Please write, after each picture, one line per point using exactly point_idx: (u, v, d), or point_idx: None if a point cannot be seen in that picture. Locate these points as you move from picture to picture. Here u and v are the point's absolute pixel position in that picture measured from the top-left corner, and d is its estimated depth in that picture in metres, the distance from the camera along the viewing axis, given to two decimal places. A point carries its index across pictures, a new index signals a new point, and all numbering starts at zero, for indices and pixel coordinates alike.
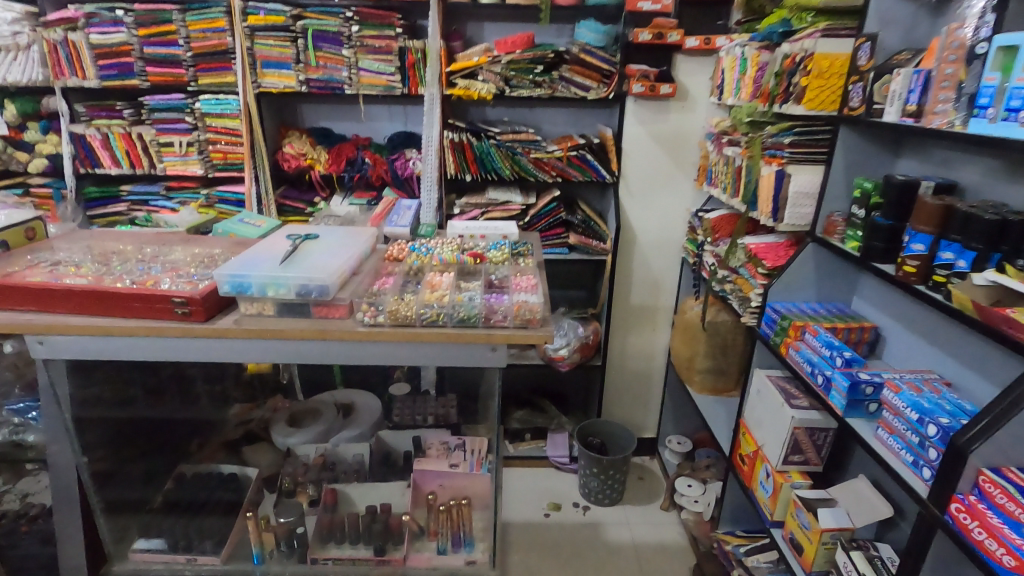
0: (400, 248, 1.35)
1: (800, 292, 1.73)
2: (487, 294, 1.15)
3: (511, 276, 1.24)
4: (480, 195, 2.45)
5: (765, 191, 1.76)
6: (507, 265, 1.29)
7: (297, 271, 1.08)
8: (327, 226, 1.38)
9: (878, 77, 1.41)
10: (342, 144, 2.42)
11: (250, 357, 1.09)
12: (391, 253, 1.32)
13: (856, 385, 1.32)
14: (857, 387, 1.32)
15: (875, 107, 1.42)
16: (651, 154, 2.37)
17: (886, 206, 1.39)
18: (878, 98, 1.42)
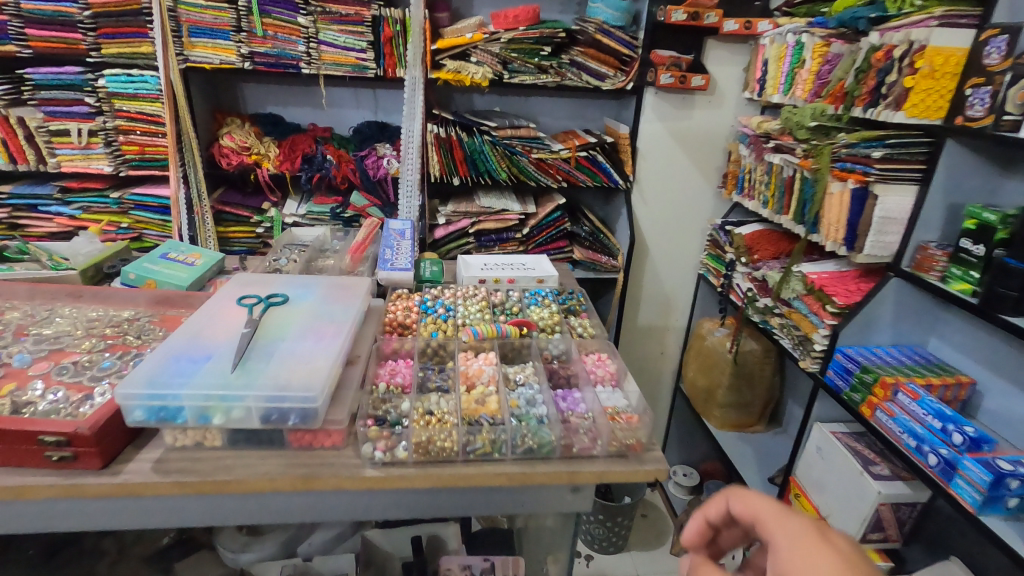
0: (406, 311, 0.95)
1: (874, 335, 1.44)
2: (555, 394, 0.81)
3: (574, 354, 0.88)
4: (469, 201, 2.02)
5: (834, 213, 1.46)
6: (563, 335, 0.92)
7: (260, 382, 0.69)
8: (295, 278, 0.96)
9: (1015, 80, 1.05)
10: (296, 137, 1.96)
11: (202, 520, 0.74)
12: (394, 321, 0.92)
13: (1000, 480, 1.04)
14: (1001, 483, 1.04)
15: (1004, 119, 1.08)
16: (670, 156, 2.02)
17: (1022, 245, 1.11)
18: (1009, 108, 1.07)
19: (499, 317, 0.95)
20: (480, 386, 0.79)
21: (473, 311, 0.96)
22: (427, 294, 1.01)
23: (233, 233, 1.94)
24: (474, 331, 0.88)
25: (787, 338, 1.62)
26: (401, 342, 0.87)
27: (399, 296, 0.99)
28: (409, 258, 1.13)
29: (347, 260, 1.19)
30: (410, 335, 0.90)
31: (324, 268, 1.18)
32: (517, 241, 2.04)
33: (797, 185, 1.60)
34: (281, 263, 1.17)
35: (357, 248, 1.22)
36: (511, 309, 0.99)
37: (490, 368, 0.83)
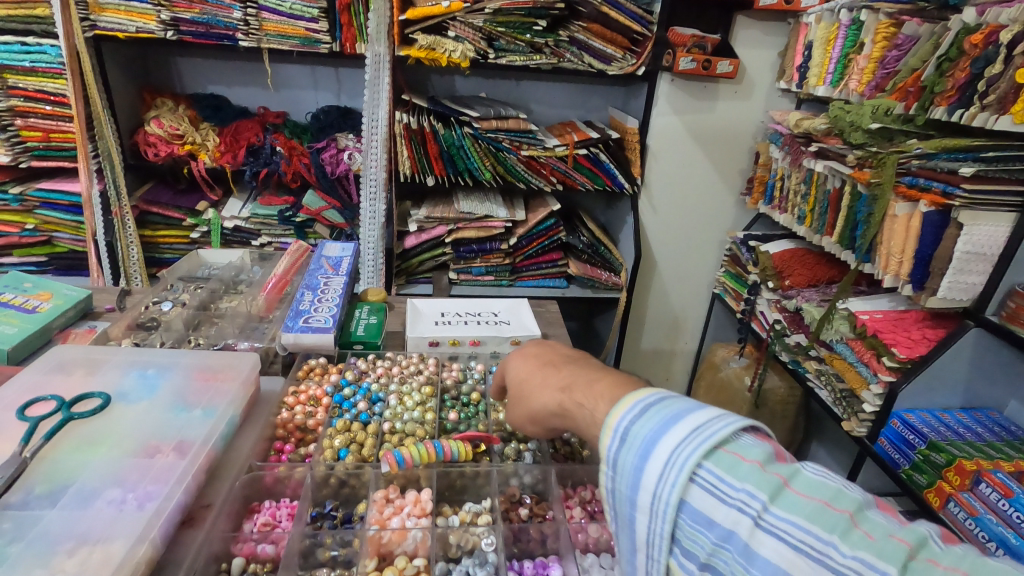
0: (306, 409, 0.64)
1: (940, 396, 1.14)
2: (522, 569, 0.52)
3: (555, 488, 0.58)
4: (446, 204, 1.70)
5: (896, 242, 1.14)
6: (540, 449, 0.62)
7: None
8: (153, 351, 0.66)
9: None
10: (241, 123, 1.64)
11: None
12: (289, 424, 0.62)
13: None
14: None
15: None
16: (685, 156, 1.70)
17: None
18: None
19: (448, 417, 0.65)
20: (402, 562, 0.50)
21: (409, 407, 0.66)
22: (349, 369, 0.71)
23: (164, 239, 1.62)
24: (397, 456, 0.54)
25: (825, 389, 1.34)
26: (294, 462, 0.57)
27: (313, 370, 0.71)
28: (336, 305, 0.80)
29: (260, 297, 0.88)
30: (308, 452, 0.60)
31: (225, 311, 0.87)
32: (502, 254, 1.73)
33: (846, 200, 1.29)
34: (165, 307, 0.84)
35: (276, 282, 0.91)
36: (473, 397, 0.69)
37: (421, 522, 0.53)
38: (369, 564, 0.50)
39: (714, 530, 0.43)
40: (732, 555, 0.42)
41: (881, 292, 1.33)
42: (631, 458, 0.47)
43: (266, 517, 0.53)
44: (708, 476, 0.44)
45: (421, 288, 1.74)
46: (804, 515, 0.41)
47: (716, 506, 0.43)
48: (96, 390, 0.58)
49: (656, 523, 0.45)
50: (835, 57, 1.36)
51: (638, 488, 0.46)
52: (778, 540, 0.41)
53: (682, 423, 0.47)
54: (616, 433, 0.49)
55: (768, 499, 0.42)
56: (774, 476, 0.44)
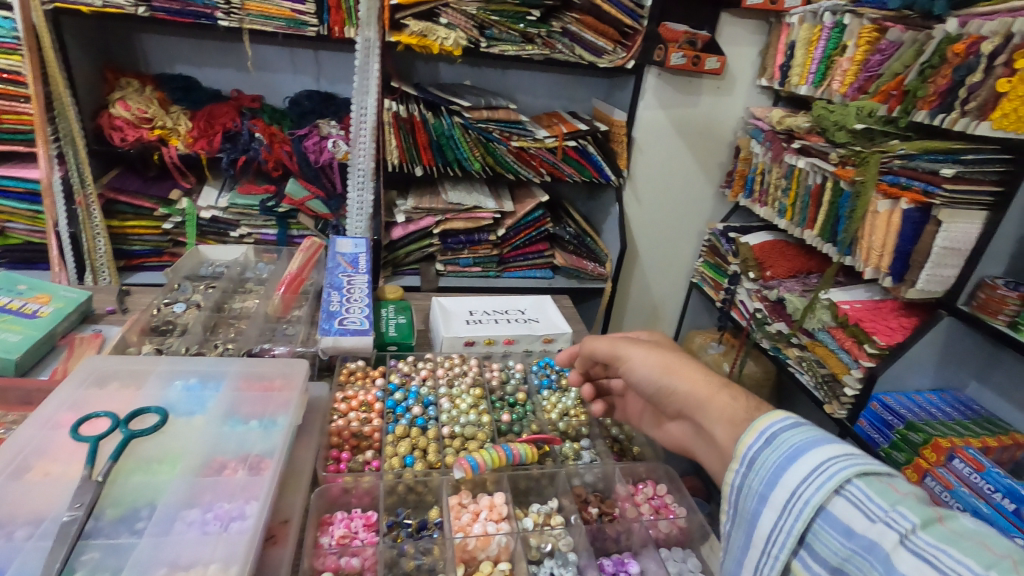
0: (362, 418, 0.68)
1: (914, 379, 1.23)
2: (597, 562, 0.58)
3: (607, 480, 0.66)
4: (433, 195, 1.67)
5: (878, 235, 1.20)
6: (592, 453, 0.70)
7: None
8: (192, 361, 0.63)
9: None
10: (215, 107, 1.53)
11: None
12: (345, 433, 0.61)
13: None
14: None
15: None
16: (671, 150, 1.73)
17: None
18: None
19: (502, 419, 0.73)
20: (487, 567, 0.57)
21: (463, 410, 0.72)
22: (394, 373, 0.78)
23: (131, 229, 1.51)
24: (471, 462, 0.60)
25: (806, 373, 1.41)
26: (363, 472, 0.61)
27: (353, 374, 0.75)
28: (366, 305, 0.83)
29: (277, 297, 0.86)
30: (371, 459, 0.64)
31: (242, 313, 0.85)
32: (490, 245, 1.71)
33: (828, 196, 1.34)
34: (178, 308, 0.81)
35: (290, 281, 0.88)
36: (518, 398, 0.78)
37: (501, 528, 0.59)
38: (456, 569, 0.55)
39: (852, 540, 0.42)
40: (867, 565, 0.41)
41: (858, 283, 1.42)
42: (773, 457, 0.47)
43: (343, 531, 0.57)
44: (856, 491, 0.43)
45: (409, 279, 1.70)
46: (959, 548, 0.38)
47: (859, 518, 0.42)
48: (145, 405, 0.56)
49: (786, 521, 0.44)
50: (818, 58, 1.42)
51: (773, 485, 0.46)
52: (924, 563, 0.38)
53: (836, 444, 0.46)
54: (765, 435, 0.49)
55: (919, 524, 0.40)
56: (932, 511, 0.41)
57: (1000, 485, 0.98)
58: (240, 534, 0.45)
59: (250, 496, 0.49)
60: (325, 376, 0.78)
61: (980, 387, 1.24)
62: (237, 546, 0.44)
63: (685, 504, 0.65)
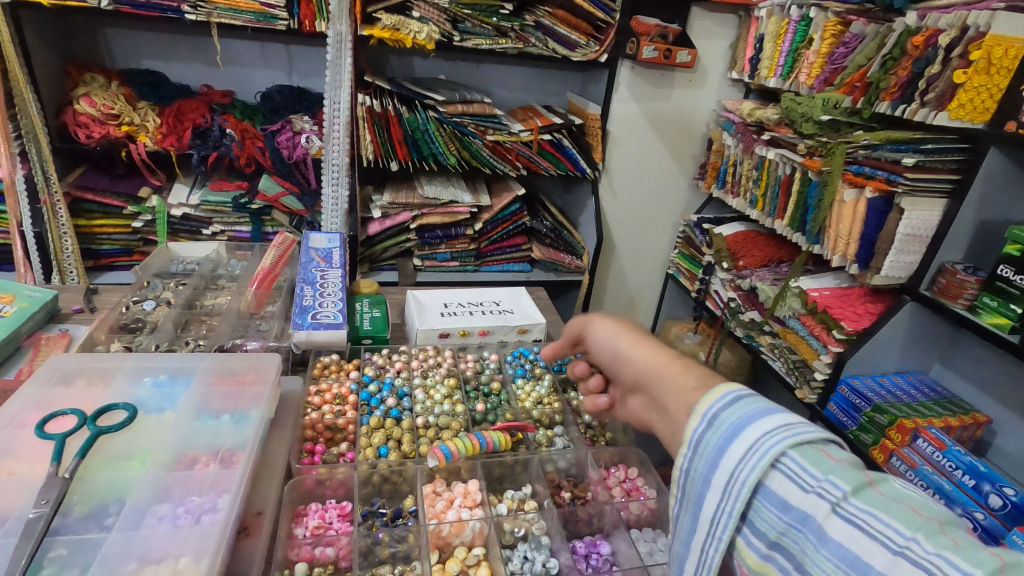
0: (337, 412, 0.69)
1: (880, 362, 1.27)
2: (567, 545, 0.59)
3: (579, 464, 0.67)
4: (409, 189, 1.67)
5: (844, 224, 1.24)
6: (565, 440, 0.71)
7: None
8: (162, 358, 0.63)
9: None
10: (184, 102, 1.51)
11: None
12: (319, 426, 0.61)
13: None
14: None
15: None
16: (645, 143, 1.75)
17: None
18: None
19: (477, 408, 0.74)
20: (461, 552, 0.58)
21: (437, 401, 0.74)
22: (368, 366, 0.78)
23: (100, 228, 1.48)
24: (445, 450, 0.61)
25: (778, 360, 1.45)
26: (337, 464, 0.62)
27: (327, 368, 0.76)
28: (340, 300, 0.83)
29: (249, 293, 0.86)
30: (346, 451, 0.65)
31: (214, 310, 0.84)
32: (467, 239, 1.72)
33: (797, 186, 1.37)
34: (147, 306, 0.80)
35: (263, 277, 0.88)
36: (492, 388, 0.79)
37: (475, 514, 0.60)
38: (430, 556, 0.56)
39: (788, 514, 0.40)
40: (804, 539, 0.39)
41: (826, 271, 1.46)
42: (714, 438, 0.44)
43: (319, 521, 0.57)
44: (792, 462, 0.41)
45: (387, 275, 1.69)
46: (889, 513, 0.38)
47: (795, 491, 0.40)
48: (113, 402, 0.55)
49: (726, 502, 0.43)
50: (786, 50, 1.45)
51: (712, 466, 0.44)
52: (857, 530, 0.37)
53: (774, 416, 0.44)
54: (705, 415, 0.46)
55: (851, 490, 0.39)
56: (861, 475, 0.41)
57: (961, 462, 1.02)
58: (211, 526, 0.46)
59: (221, 489, 0.49)
60: (298, 370, 0.79)
61: (942, 368, 1.29)
62: (208, 539, 0.45)
63: (655, 486, 0.67)
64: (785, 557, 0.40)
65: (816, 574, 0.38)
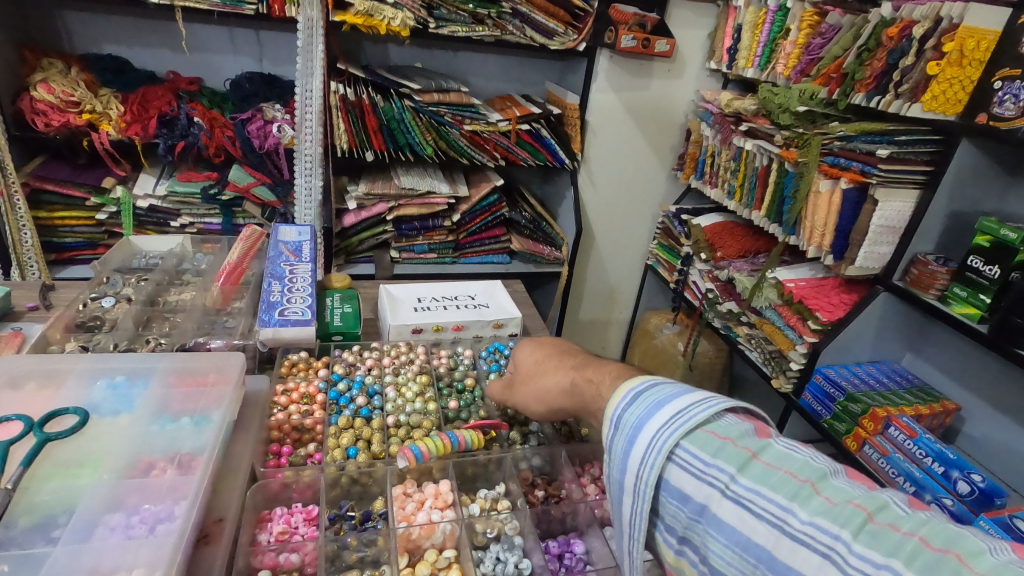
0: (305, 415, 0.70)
1: (853, 349, 1.28)
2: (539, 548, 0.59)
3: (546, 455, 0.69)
4: (385, 180, 1.63)
5: (819, 215, 1.23)
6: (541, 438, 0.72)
7: None
8: (121, 357, 0.61)
9: None
10: (149, 89, 1.45)
11: None
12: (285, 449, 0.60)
13: None
14: None
15: None
16: (623, 134, 1.74)
17: None
18: None
19: (449, 406, 0.74)
20: (432, 554, 0.58)
21: (409, 399, 0.74)
22: (338, 364, 0.78)
23: (61, 220, 1.42)
24: (415, 450, 0.61)
25: (755, 350, 1.46)
26: (304, 467, 0.62)
27: (295, 366, 0.75)
28: (308, 295, 0.83)
29: (215, 288, 0.84)
30: (314, 453, 0.66)
31: (177, 306, 0.82)
32: (445, 231, 1.69)
33: (773, 177, 1.37)
34: (106, 303, 0.77)
35: (230, 271, 0.86)
36: (467, 383, 0.78)
37: (445, 515, 0.61)
38: (400, 559, 0.57)
39: (687, 506, 0.45)
40: (702, 528, 0.44)
41: (803, 261, 1.47)
42: (621, 444, 0.50)
43: (283, 527, 0.57)
44: (685, 455, 0.46)
45: (363, 267, 1.66)
46: (769, 486, 0.43)
47: (689, 483, 0.45)
48: (65, 406, 0.53)
49: (638, 504, 0.48)
50: (763, 41, 1.45)
51: (623, 471, 0.49)
52: (743, 509, 0.42)
53: (665, 412, 0.49)
54: (612, 422, 0.52)
55: (735, 471, 0.44)
56: (743, 450, 0.45)
57: (932, 450, 1.04)
58: (167, 536, 0.44)
59: (179, 496, 0.47)
60: (266, 369, 0.78)
61: (910, 354, 1.31)
62: (162, 549, 0.43)
63: None
64: (692, 546, 0.46)
65: (716, 559, 0.43)
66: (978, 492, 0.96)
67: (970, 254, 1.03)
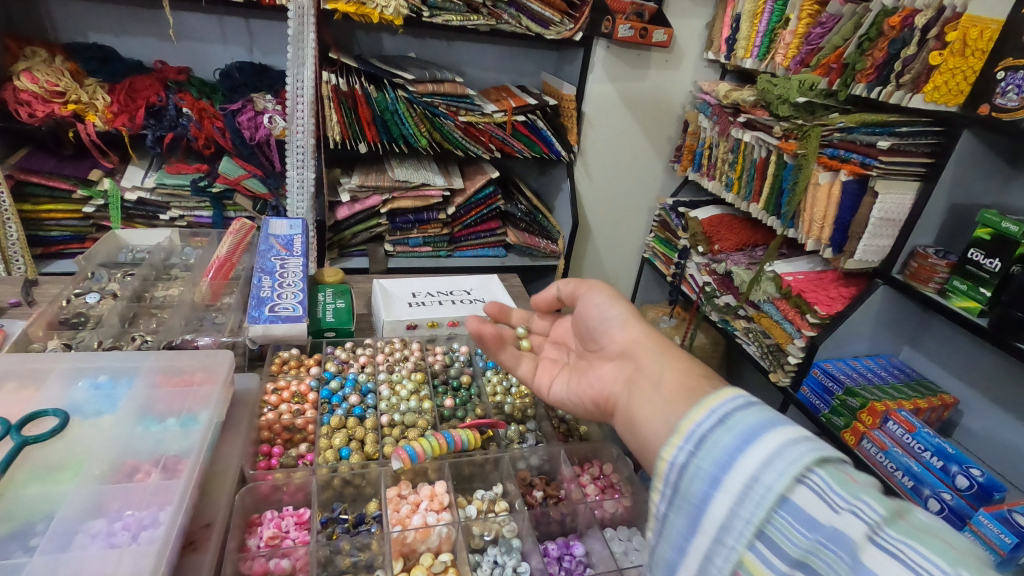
0: (299, 415, 0.70)
1: (852, 344, 1.27)
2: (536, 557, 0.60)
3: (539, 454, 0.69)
4: (379, 172, 1.60)
5: (818, 208, 1.22)
6: (538, 437, 0.73)
7: None
8: (102, 356, 0.62)
9: None
10: (136, 79, 1.41)
11: None
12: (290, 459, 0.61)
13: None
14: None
15: None
16: (620, 125, 1.72)
17: None
18: None
19: (445, 404, 0.75)
20: (428, 558, 0.61)
21: (403, 397, 0.75)
22: (330, 361, 0.79)
23: (47, 214, 1.39)
24: (409, 452, 0.62)
25: (752, 344, 1.45)
26: (295, 468, 0.64)
27: (286, 363, 0.76)
28: (300, 291, 0.82)
29: (204, 284, 0.82)
30: (306, 453, 0.67)
31: (165, 302, 0.81)
32: (440, 224, 1.67)
33: (772, 169, 1.36)
34: (91, 299, 0.76)
35: (219, 266, 0.84)
36: (459, 381, 0.80)
37: (441, 518, 0.62)
38: (395, 563, 0.59)
39: (814, 532, 0.36)
40: (836, 559, 0.35)
41: (801, 255, 1.47)
42: (728, 439, 0.40)
43: (274, 531, 0.59)
44: (820, 480, 0.37)
45: (357, 261, 1.64)
46: (923, 543, 0.34)
47: (824, 511, 0.36)
48: (46, 406, 0.55)
49: (742, 512, 0.37)
50: (763, 30, 1.43)
51: (725, 470, 0.39)
52: (894, 563, 0.33)
53: (790, 422, 0.40)
54: (715, 418, 0.42)
55: (883, 519, 0.35)
56: (885, 501, 0.37)
57: (932, 444, 1.03)
58: (149, 543, 0.46)
59: (163, 502, 0.49)
60: (256, 367, 0.78)
61: (910, 350, 1.31)
62: (145, 557, 0.45)
63: (629, 482, 0.68)
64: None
65: None
66: (980, 488, 0.94)
67: (972, 246, 1.02)
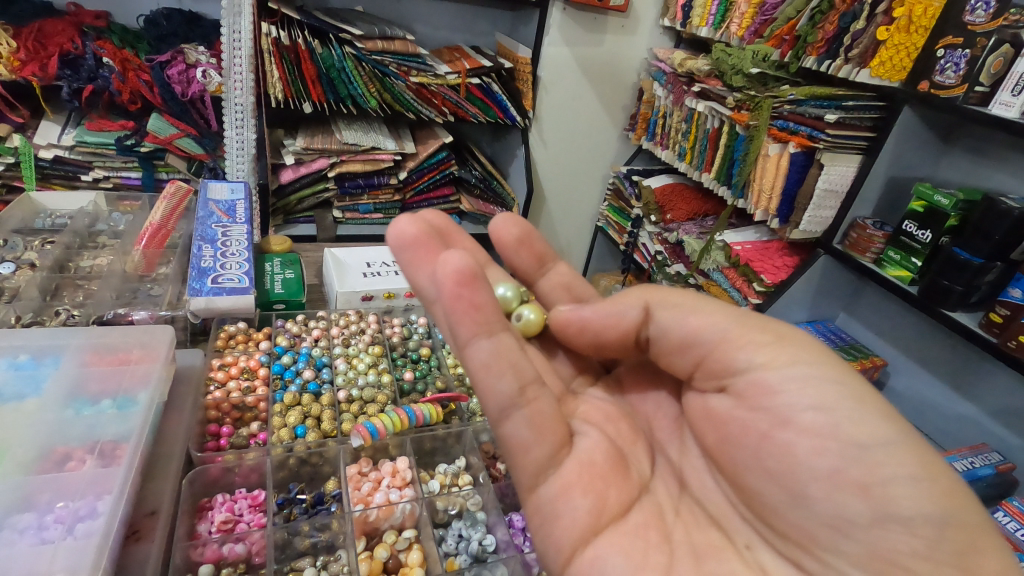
0: (247, 393, 0.68)
1: (791, 312, 1.33)
2: (500, 530, 0.61)
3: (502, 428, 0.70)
4: (325, 133, 1.52)
5: (767, 179, 1.25)
6: None
7: None
8: (22, 332, 0.59)
9: (997, 46, 0.87)
10: (45, 22, 1.27)
11: None
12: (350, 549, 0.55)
13: None
14: None
15: (978, 91, 0.92)
16: (575, 92, 1.70)
17: (973, 234, 0.94)
18: (988, 77, 0.91)
19: (404, 378, 0.75)
20: (391, 536, 0.61)
21: (360, 371, 0.75)
22: (281, 335, 0.78)
23: None
24: (370, 428, 0.61)
25: None
26: (246, 449, 0.62)
27: (233, 338, 0.74)
28: (245, 260, 0.78)
29: (136, 253, 0.77)
30: (256, 433, 0.65)
31: (92, 273, 0.75)
32: (392, 189, 1.61)
33: (724, 139, 1.37)
34: (4, 270, 0.70)
35: (152, 234, 0.80)
36: (417, 352, 0.80)
37: (404, 495, 0.63)
38: (359, 542, 0.59)
39: None
40: None
41: (749, 225, 1.51)
42: None
43: (226, 516, 0.57)
44: None
45: (303, 228, 1.55)
46: None
47: None
48: None
49: None
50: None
51: None
52: None
53: None
54: None
55: None
56: None
57: None
58: (88, 536, 0.44)
59: (102, 491, 0.48)
60: (199, 341, 0.75)
61: (847, 318, 1.38)
62: (83, 552, 0.43)
63: None
64: None
65: None
66: None
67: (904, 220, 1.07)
